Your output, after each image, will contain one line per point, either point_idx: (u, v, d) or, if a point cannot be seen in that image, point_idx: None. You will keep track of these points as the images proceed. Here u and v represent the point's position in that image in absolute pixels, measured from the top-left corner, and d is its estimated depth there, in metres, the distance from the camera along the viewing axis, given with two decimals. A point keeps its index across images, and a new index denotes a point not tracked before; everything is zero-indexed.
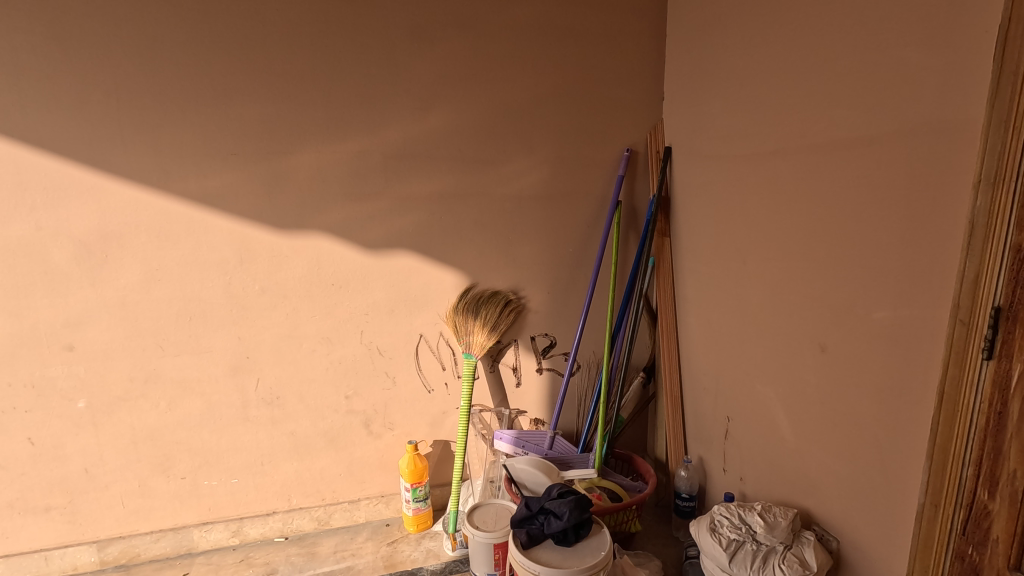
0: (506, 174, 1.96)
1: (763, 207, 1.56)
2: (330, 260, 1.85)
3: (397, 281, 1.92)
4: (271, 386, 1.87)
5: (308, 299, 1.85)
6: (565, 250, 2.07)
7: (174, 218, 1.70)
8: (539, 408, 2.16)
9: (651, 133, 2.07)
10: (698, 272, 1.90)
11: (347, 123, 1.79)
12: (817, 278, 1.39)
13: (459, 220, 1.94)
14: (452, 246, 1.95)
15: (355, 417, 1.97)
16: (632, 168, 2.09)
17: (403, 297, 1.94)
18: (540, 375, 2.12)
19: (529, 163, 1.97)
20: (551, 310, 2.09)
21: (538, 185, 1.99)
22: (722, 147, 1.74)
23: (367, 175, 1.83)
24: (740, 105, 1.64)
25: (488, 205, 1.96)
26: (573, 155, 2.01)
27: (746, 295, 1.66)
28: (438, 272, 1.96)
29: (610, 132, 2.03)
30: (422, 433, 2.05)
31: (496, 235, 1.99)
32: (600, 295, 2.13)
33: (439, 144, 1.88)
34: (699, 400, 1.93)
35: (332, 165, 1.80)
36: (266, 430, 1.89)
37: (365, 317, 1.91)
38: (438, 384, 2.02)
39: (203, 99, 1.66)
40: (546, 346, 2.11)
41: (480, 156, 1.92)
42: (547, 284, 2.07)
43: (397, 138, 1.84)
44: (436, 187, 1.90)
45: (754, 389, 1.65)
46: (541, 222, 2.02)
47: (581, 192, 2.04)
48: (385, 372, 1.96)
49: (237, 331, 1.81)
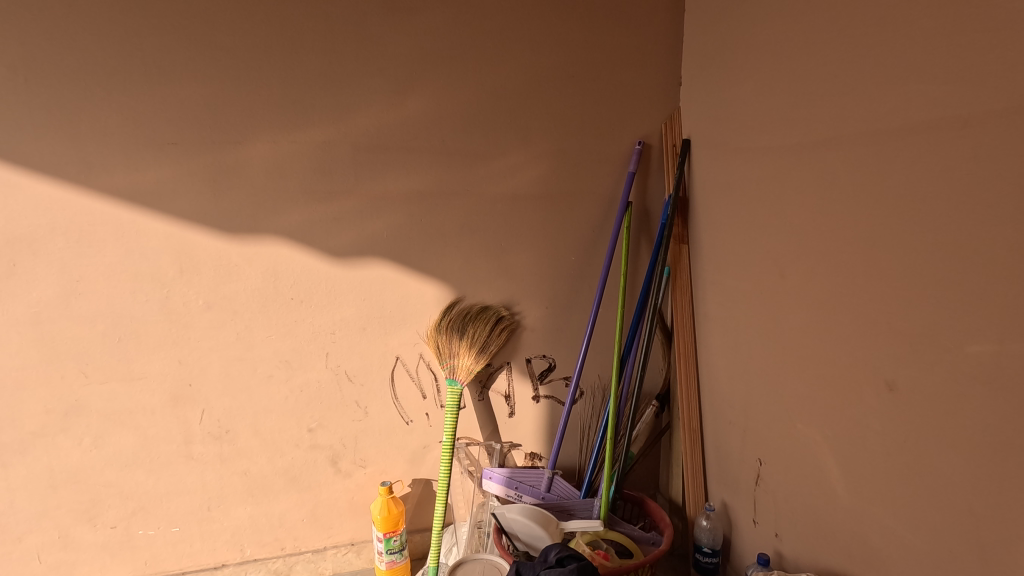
0: (499, 170, 1.68)
1: (808, 209, 1.28)
2: (288, 269, 1.57)
3: (369, 294, 1.64)
4: (219, 418, 1.59)
5: (263, 315, 1.57)
6: (567, 258, 1.78)
7: (97, 219, 1.42)
8: (536, 441, 1.87)
9: (667, 123, 1.79)
10: (723, 285, 1.62)
11: (309, 108, 1.51)
12: (883, 298, 1.11)
13: (442, 224, 1.66)
14: (435, 254, 1.67)
15: (320, 453, 1.68)
16: (645, 164, 1.81)
17: (376, 314, 1.66)
18: (536, 403, 1.84)
19: (526, 156, 1.69)
20: (550, 329, 1.81)
21: (536, 183, 1.71)
22: (754, 138, 1.46)
23: (333, 170, 1.55)
24: (778, 86, 1.36)
25: (477, 206, 1.68)
26: (577, 148, 1.73)
27: (784, 316, 1.38)
28: (418, 284, 1.68)
29: (619, 122, 1.76)
30: (399, 471, 1.76)
31: (486, 241, 1.71)
32: (607, 311, 1.85)
33: (419, 135, 1.60)
34: (724, 436, 1.64)
35: (290, 157, 1.52)
36: (213, 470, 1.61)
37: (332, 337, 1.63)
38: (418, 415, 1.74)
39: (132, 76, 1.38)
40: (544, 370, 1.83)
41: (468, 148, 1.64)
42: (545, 299, 1.79)
43: (369, 126, 1.56)
44: (416, 184, 1.62)
45: (794, 429, 1.37)
46: (540, 226, 1.74)
47: (585, 191, 1.76)
48: (355, 401, 1.68)
49: (178, 354, 1.53)
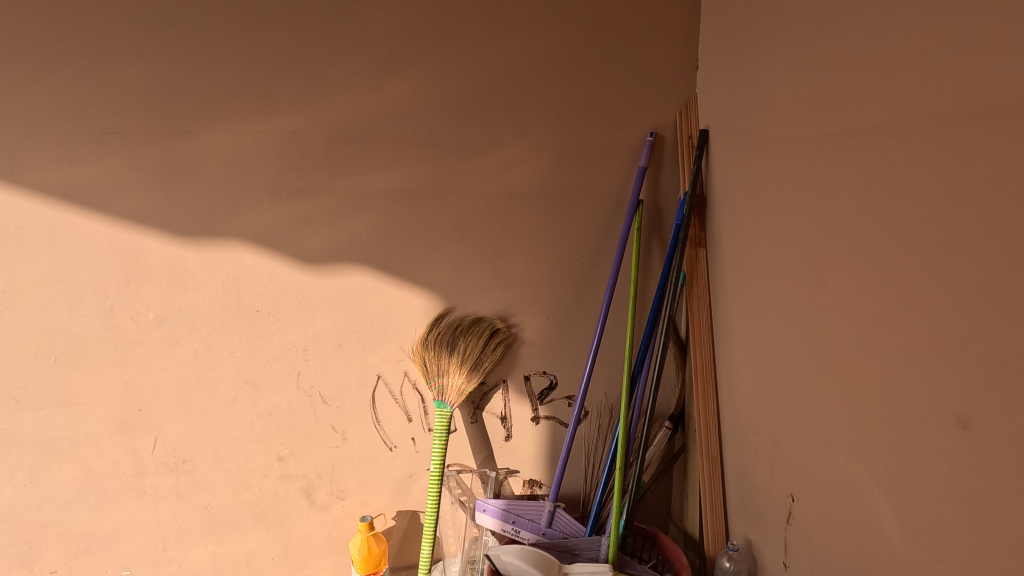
0: (493, 165, 1.48)
1: (854, 209, 1.09)
2: (252, 278, 1.37)
3: (346, 306, 1.45)
4: (175, 447, 1.40)
5: (224, 330, 1.38)
6: (570, 264, 1.59)
7: (27, 220, 1.22)
8: (535, 468, 1.68)
9: (682, 112, 1.60)
10: (748, 295, 1.43)
11: (274, 93, 1.32)
12: (952, 316, 0.92)
13: (430, 226, 1.47)
14: (421, 260, 1.48)
15: (292, 484, 1.49)
16: (657, 158, 1.62)
17: (355, 328, 1.47)
18: (536, 425, 1.65)
19: (524, 150, 1.50)
20: (551, 343, 1.62)
21: (535, 180, 1.52)
22: (786, 127, 1.27)
23: (303, 164, 1.36)
24: (818, 65, 1.17)
25: (469, 205, 1.48)
26: (581, 141, 1.54)
27: (823, 333, 1.19)
28: (402, 293, 1.48)
29: (629, 111, 1.56)
30: (382, 503, 1.57)
31: (478, 245, 1.51)
32: (615, 322, 1.66)
33: (402, 124, 1.41)
34: (748, 465, 1.45)
35: (254, 150, 1.32)
36: (169, 506, 1.42)
37: (304, 354, 1.44)
38: (402, 440, 1.55)
39: (64, 54, 1.19)
40: (544, 389, 1.64)
41: (459, 139, 1.45)
42: (546, 309, 1.60)
43: (345, 115, 1.37)
44: (399, 180, 1.42)
45: (834, 464, 1.18)
46: (539, 228, 1.55)
47: (590, 188, 1.57)
48: (331, 425, 1.49)
49: (125, 375, 1.33)
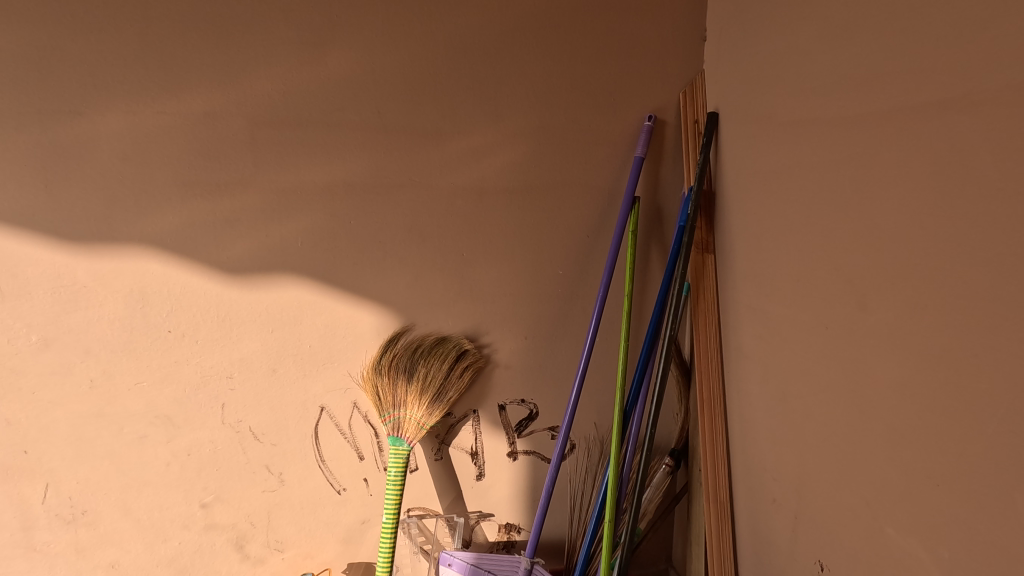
0: (458, 155, 1.24)
1: (910, 210, 0.84)
2: (161, 292, 1.13)
3: (281, 325, 1.21)
4: (72, 496, 1.16)
5: (128, 356, 1.13)
6: (552, 273, 1.34)
7: None
8: (512, 511, 1.43)
9: (687, 93, 1.34)
10: (766, 313, 1.18)
11: (180, 65, 1.07)
12: None
13: (381, 228, 1.22)
14: (372, 270, 1.24)
15: (219, 536, 1.25)
16: (657, 146, 1.36)
17: (292, 351, 1.22)
18: (512, 462, 1.40)
19: (495, 138, 1.25)
20: (529, 366, 1.37)
21: (509, 173, 1.27)
22: (817, 107, 1.02)
23: (220, 153, 1.11)
24: (858, 25, 0.92)
25: (429, 203, 1.24)
26: (565, 126, 1.29)
27: (864, 366, 0.94)
28: (349, 309, 1.24)
29: (623, 90, 1.31)
30: (330, 554, 1.33)
31: (441, 252, 1.27)
32: (606, 341, 1.41)
33: (345, 106, 1.16)
34: (765, 517, 1.20)
35: (157, 135, 1.08)
36: (67, 565, 1.18)
37: (229, 383, 1.20)
38: (353, 481, 1.31)
39: None
40: (522, 420, 1.39)
41: (415, 123, 1.20)
42: (523, 327, 1.35)
43: (272, 92, 1.12)
44: (342, 173, 1.18)
45: (876, 534, 0.92)
46: (515, 230, 1.30)
47: (576, 183, 1.32)
48: (265, 466, 1.25)
49: (5, 411, 1.10)
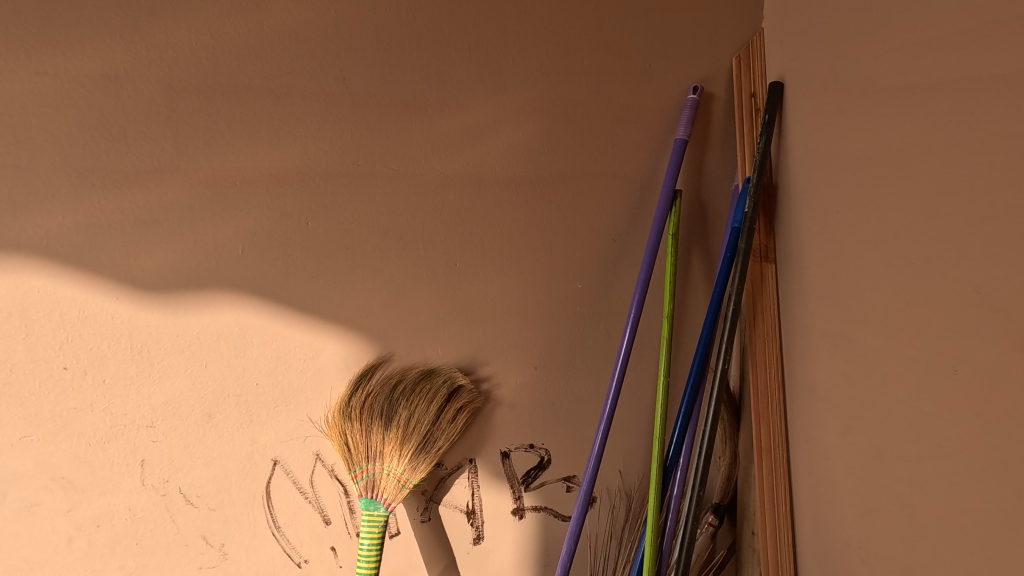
0: (450, 136, 0.96)
1: None
2: (54, 318, 0.85)
3: (218, 357, 0.92)
4: None
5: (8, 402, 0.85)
6: (569, 287, 1.07)
7: None
8: None
9: (741, 60, 1.06)
10: (852, 343, 0.90)
11: (67, 7, 0.78)
12: None
13: (349, 230, 0.94)
14: (336, 284, 0.95)
15: None
16: (703, 127, 1.08)
17: (233, 390, 0.94)
18: (519, 521, 1.12)
19: (497, 114, 0.97)
20: (540, 403, 1.10)
21: (515, 159, 0.99)
22: (950, 65, 0.74)
23: (128, 131, 0.83)
24: None
25: (411, 199, 0.96)
26: (586, 100, 1.01)
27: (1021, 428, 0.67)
28: (309, 335, 0.96)
29: (661, 56, 1.03)
30: None
31: (427, 260, 0.99)
32: (636, 370, 1.13)
33: (300, 68, 0.88)
34: None
35: (36, 104, 0.79)
36: None
37: (151, 433, 0.92)
38: (316, 552, 1.03)
39: None
40: (531, 469, 1.12)
41: (393, 94, 0.92)
42: (532, 354, 1.07)
43: (198, 48, 0.84)
44: (296, 158, 0.90)
45: None
46: (522, 232, 1.02)
47: (600, 173, 1.04)
48: (202, 536, 0.97)
49: None
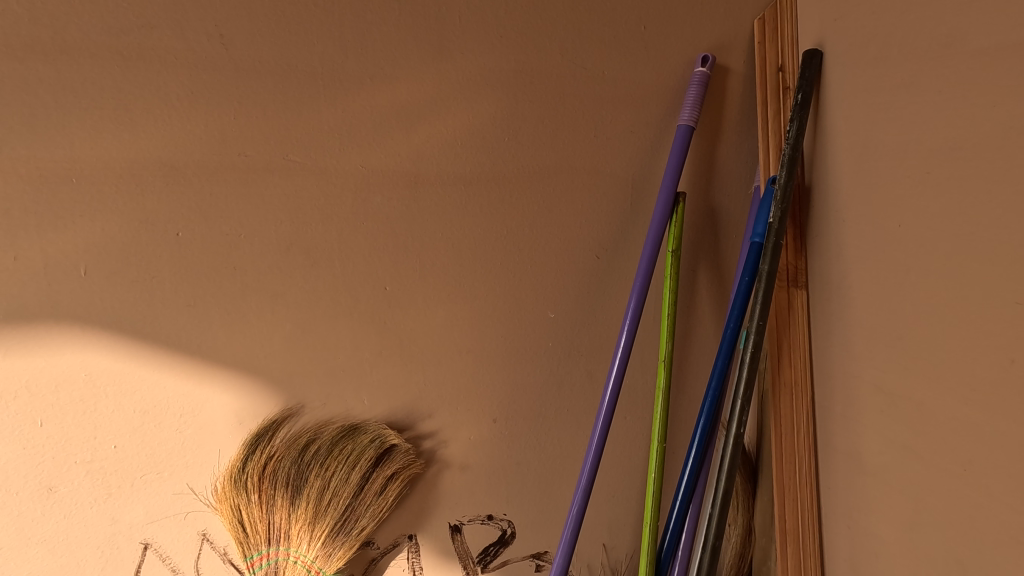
0: (375, 118, 0.72)
1: None
2: None
3: (59, 412, 0.69)
4: None
5: None
6: (538, 316, 0.82)
7: None
8: None
9: (766, 23, 0.81)
10: (919, 406, 0.66)
11: None
12: None
13: (237, 243, 0.70)
14: (222, 314, 0.72)
15: None
16: (715, 112, 0.83)
17: (81, 454, 0.70)
18: None
19: (439, 89, 0.73)
20: (500, 463, 0.85)
21: (465, 150, 0.75)
22: None
23: None
24: None
25: (323, 202, 0.72)
26: (560, 72, 0.77)
27: None
28: (186, 382, 0.72)
29: (660, 15, 0.79)
30: None
31: (347, 283, 0.75)
32: (626, 421, 0.89)
33: (159, 20, 0.64)
34: None
35: None
36: None
37: None
38: None
39: None
40: (489, 546, 0.87)
41: (294, 60, 0.68)
42: (490, 403, 0.83)
43: None
44: (158, 146, 0.66)
45: None
46: (475, 246, 0.78)
47: (579, 169, 0.80)
48: None
49: None
